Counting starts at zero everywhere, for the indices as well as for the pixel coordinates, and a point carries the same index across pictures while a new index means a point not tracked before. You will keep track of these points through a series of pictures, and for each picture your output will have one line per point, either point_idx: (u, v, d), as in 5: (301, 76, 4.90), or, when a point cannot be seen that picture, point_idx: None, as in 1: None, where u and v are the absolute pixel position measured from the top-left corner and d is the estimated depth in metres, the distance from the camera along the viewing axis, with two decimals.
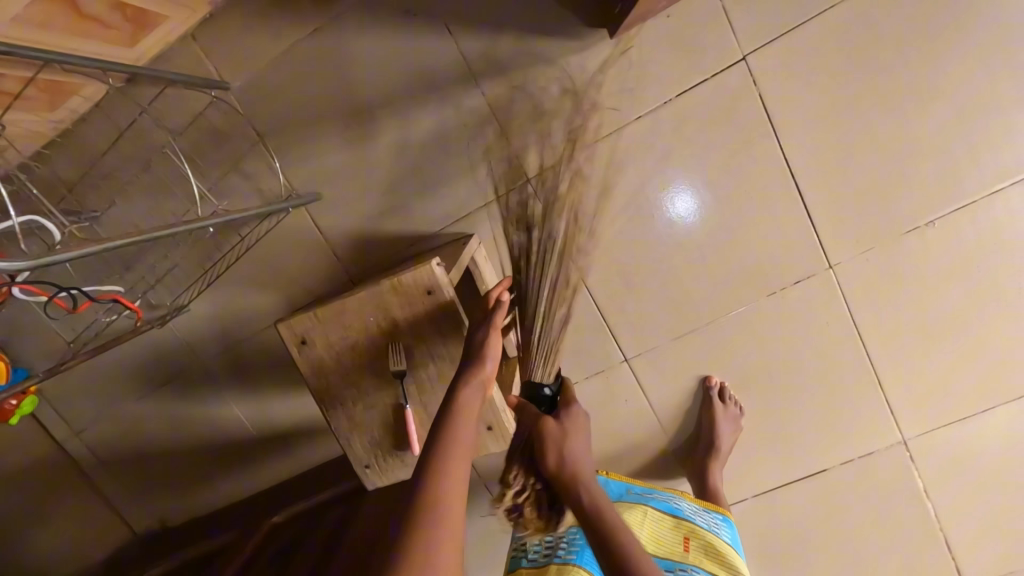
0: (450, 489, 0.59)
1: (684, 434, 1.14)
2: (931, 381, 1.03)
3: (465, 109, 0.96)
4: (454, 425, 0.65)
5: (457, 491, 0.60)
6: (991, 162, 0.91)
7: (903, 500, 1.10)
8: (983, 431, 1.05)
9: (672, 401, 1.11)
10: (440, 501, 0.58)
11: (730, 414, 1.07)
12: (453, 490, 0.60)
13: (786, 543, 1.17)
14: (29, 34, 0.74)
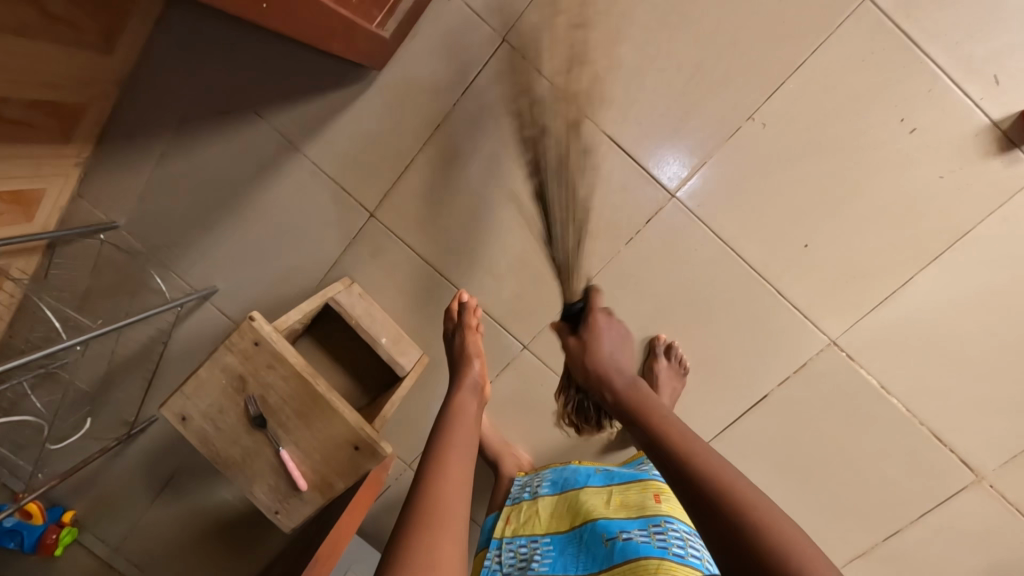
0: (462, 481, 0.70)
1: None
2: (833, 271, 0.96)
3: (298, 173, 1.07)
4: (451, 433, 0.78)
5: (454, 477, 0.70)
6: (783, 40, 0.88)
7: (860, 398, 1.02)
8: (913, 303, 0.96)
9: None
10: (441, 491, 0.67)
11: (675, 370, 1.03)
12: (459, 488, 0.69)
13: (766, 479, 1.09)
14: None
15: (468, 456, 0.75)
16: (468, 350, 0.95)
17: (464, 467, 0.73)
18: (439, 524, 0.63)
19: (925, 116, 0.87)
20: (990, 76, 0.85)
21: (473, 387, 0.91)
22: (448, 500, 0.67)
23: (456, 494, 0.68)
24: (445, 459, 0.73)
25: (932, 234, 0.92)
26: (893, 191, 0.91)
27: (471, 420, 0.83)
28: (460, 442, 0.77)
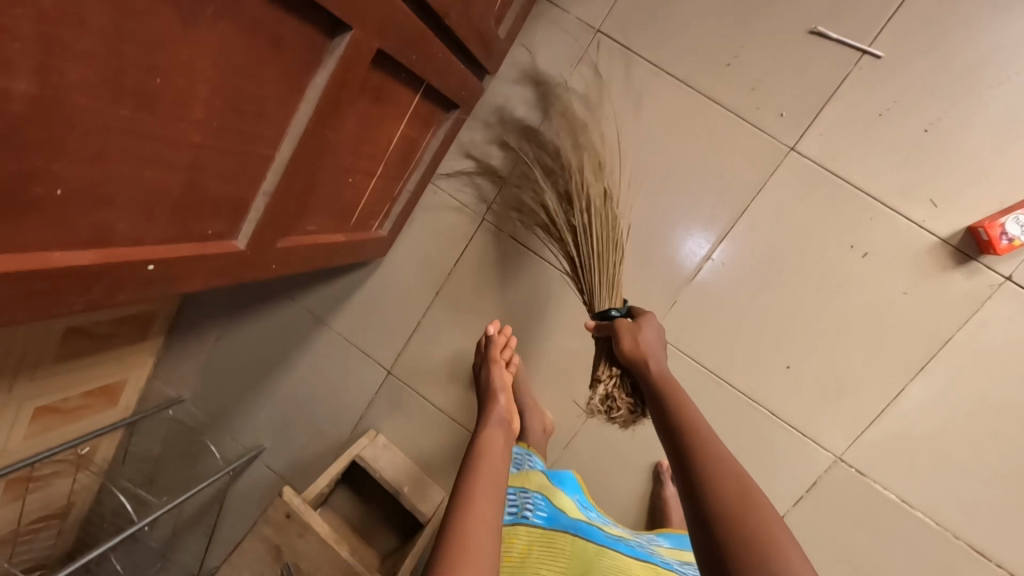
0: (491, 512, 0.69)
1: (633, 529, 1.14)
2: (821, 386, 0.99)
3: (326, 341, 1.24)
4: (478, 468, 0.78)
5: (480, 516, 0.68)
6: (726, 190, 0.98)
7: (880, 513, 1.00)
8: (911, 414, 0.96)
9: (602, 501, 1.14)
10: (470, 523, 0.66)
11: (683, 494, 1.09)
12: (483, 514, 0.69)
13: None
14: (47, 434, 1.09)
15: (496, 486, 0.74)
16: (495, 385, 0.98)
17: (493, 506, 0.71)
18: (461, 547, 0.63)
19: (874, 240, 0.93)
20: (926, 199, 0.91)
21: (499, 421, 0.91)
22: (474, 531, 0.66)
23: (486, 527, 0.67)
24: (473, 492, 0.72)
25: (910, 344, 0.95)
26: (860, 309, 0.96)
27: (497, 455, 0.82)
28: (487, 478, 0.75)
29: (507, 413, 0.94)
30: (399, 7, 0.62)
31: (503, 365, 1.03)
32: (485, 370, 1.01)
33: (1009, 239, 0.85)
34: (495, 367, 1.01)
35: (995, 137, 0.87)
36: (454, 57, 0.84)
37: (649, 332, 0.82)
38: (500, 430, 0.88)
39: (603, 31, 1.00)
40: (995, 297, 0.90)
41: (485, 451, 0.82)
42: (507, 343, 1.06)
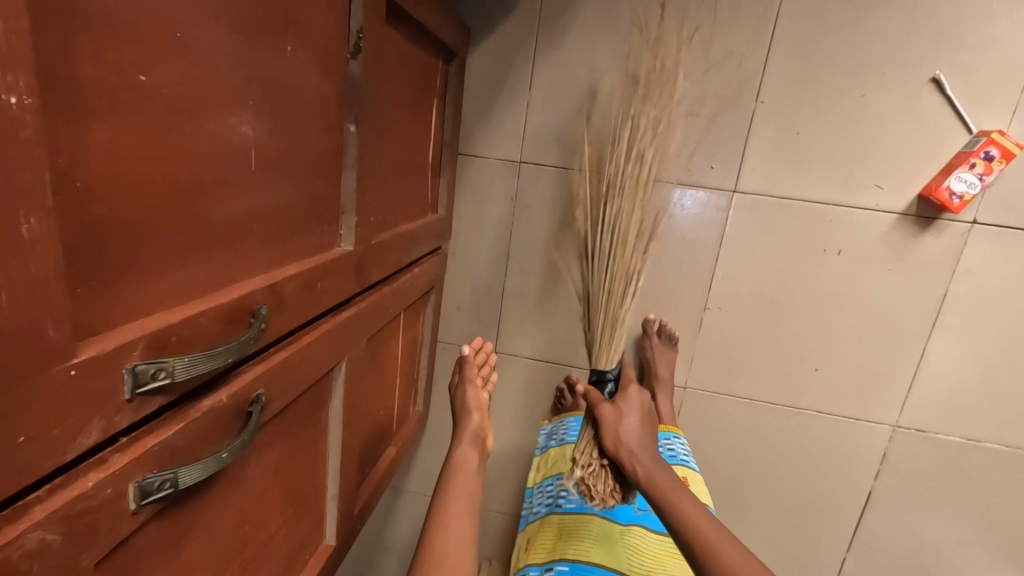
0: (468, 533, 0.73)
1: None
2: (854, 374, 1.06)
3: (408, 507, 1.32)
4: (451, 493, 0.77)
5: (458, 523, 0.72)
6: (696, 246, 1.04)
7: (952, 457, 1.07)
8: (941, 365, 1.03)
9: None
10: (447, 540, 0.71)
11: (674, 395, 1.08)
12: (461, 524, 0.73)
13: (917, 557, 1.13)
14: None
15: (470, 499, 0.77)
16: (466, 404, 0.89)
17: (469, 523, 0.74)
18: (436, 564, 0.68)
19: (841, 238, 1.00)
20: (872, 185, 0.96)
21: (474, 440, 0.86)
22: (452, 544, 0.70)
23: (460, 546, 0.70)
24: (449, 507, 0.75)
25: (914, 309, 1.01)
26: (856, 297, 1.02)
27: (470, 478, 0.80)
28: (459, 497, 0.76)
29: (479, 436, 0.88)
30: (369, 303, 0.70)
31: (479, 388, 0.94)
32: (459, 390, 0.92)
33: (959, 197, 0.90)
34: (465, 386, 0.91)
35: (910, 110, 0.92)
36: (417, 266, 0.91)
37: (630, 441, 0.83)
38: (473, 454, 0.84)
39: (525, 160, 1.06)
40: (970, 243, 0.96)
41: (454, 472, 0.80)
42: (485, 360, 0.98)
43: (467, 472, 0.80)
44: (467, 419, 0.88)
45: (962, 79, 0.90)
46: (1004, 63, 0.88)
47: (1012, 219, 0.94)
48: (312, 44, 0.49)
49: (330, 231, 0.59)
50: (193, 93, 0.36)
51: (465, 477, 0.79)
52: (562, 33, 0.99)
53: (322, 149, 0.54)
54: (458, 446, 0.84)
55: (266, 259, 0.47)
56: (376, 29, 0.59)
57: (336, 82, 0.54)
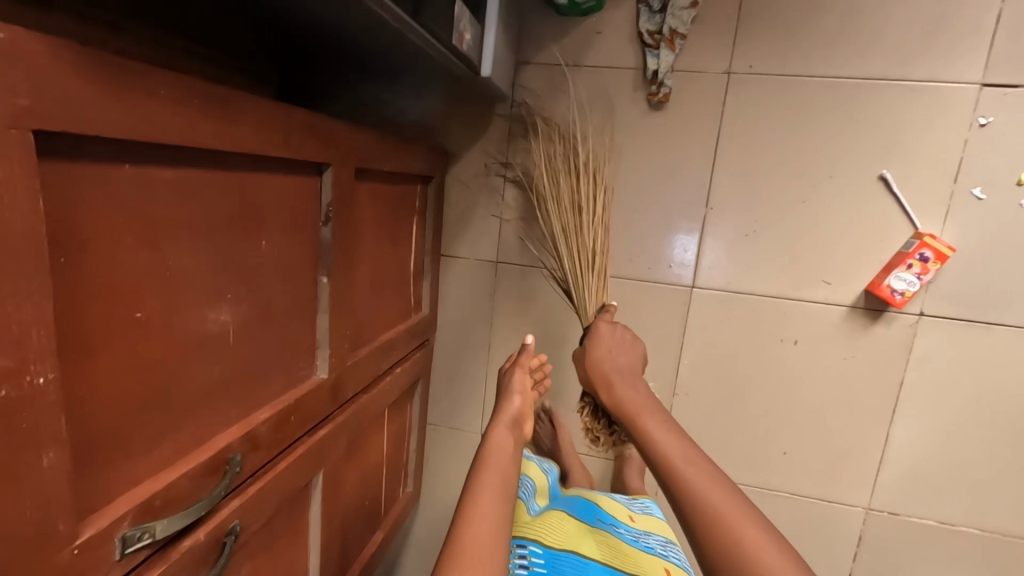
0: (501, 514, 0.69)
1: None
2: (824, 455, 1.09)
3: None
4: (482, 478, 0.73)
5: (484, 513, 0.68)
6: (660, 337, 1.12)
7: (927, 538, 1.08)
8: (905, 448, 1.06)
9: None
10: (474, 529, 0.66)
11: None
12: (488, 510, 0.68)
13: None
14: None
15: (503, 480, 0.73)
16: (512, 387, 0.89)
17: (500, 506, 0.70)
18: (464, 549, 0.63)
19: (797, 329, 1.06)
20: (819, 280, 1.03)
21: (510, 424, 0.83)
22: (484, 521, 0.67)
23: (488, 536, 0.65)
24: (477, 493, 0.70)
25: (874, 395, 1.05)
26: (817, 383, 1.07)
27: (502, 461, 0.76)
28: (488, 488, 0.71)
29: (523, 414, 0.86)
30: (347, 414, 0.80)
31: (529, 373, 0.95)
32: (509, 374, 0.93)
33: (901, 293, 0.96)
34: (513, 368, 0.92)
35: (848, 216, 1.00)
36: (398, 365, 1.01)
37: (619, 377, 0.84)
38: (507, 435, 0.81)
39: (501, 259, 1.17)
40: (920, 334, 1.01)
41: (490, 451, 0.77)
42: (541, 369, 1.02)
43: (500, 454, 0.77)
44: (506, 405, 0.87)
45: (892, 189, 0.98)
46: (929, 171, 0.96)
47: (958, 310, 0.99)
48: (284, 229, 0.61)
49: (306, 364, 0.69)
50: (180, 307, 0.47)
51: (495, 466, 0.75)
52: (527, 151, 1.11)
53: (297, 303, 0.65)
54: (495, 429, 0.82)
55: (244, 408, 0.58)
56: (346, 197, 0.71)
57: (309, 248, 0.66)
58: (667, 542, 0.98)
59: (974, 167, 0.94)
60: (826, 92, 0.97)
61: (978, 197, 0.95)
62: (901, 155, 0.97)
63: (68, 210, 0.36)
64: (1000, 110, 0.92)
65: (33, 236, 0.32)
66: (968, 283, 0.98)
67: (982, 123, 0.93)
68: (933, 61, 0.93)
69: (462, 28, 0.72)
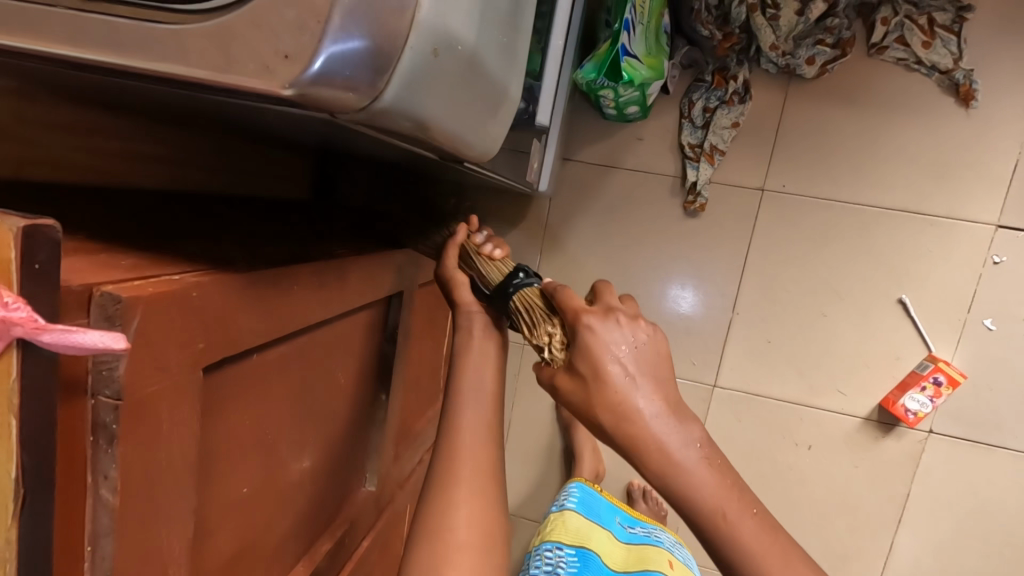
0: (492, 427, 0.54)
1: None
2: (831, 558, 1.12)
3: None
4: (458, 449, 0.52)
5: (476, 494, 0.50)
6: None
7: None
8: (908, 556, 1.09)
9: None
10: (462, 444, 0.52)
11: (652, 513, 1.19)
12: (471, 431, 0.53)
13: None
14: None
15: (488, 389, 0.56)
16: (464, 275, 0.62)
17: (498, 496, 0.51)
18: (452, 467, 0.50)
19: (812, 435, 1.10)
20: (836, 391, 1.08)
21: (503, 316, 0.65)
22: (468, 451, 0.52)
23: (491, 509, 0.50)
24: (456, 451, 0.52)
25: (881, 504, 1.09)
26: (827, 487, 1.10)
27: (484, 360, 0.58)
28: (485, 389, 0.56)
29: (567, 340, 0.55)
30: (384, 518, 0.80)
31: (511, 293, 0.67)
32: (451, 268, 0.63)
33: (914, 412, 1.01)
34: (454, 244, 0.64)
35: (866, 333, 1.05)
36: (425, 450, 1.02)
37: (609, 340, 0.52)
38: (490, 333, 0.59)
39: (528, 341, 1.19)
40: (928, 449, 1.05)
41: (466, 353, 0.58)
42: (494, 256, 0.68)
43: (471, 415, 0.54)
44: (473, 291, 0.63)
45: (910, 312, 1.03)
46: (944, 300, 1.02)
47: (964, 431, 1.04)
48: (358, 361, 0.62)
49: (358, 480, 0.70)
50: (276, 468, 0.48)
51: (468, 434, 0.53)
52: (563, 242, 1.14)
53: (360, 425, 0.66)
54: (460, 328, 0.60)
55: (308, 542, 0.58)
56: (408, 314, 0.73)
57: (374, 369, 0.67)
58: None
59: (986, 299, 1.00)
60: (851, 216, 1.03)
61: (988, 328, 1.01)
62: (919, 282, 1.03)
63: (214, 414, 0.38)
64: (1011, 251, 0.98)
65: (189, 466, 0.33)
66: (975, 406, 1.03)
67: (995, 262, 0.99)
68: (953, 200, 1.00)
69: (533, 160, 0.75)
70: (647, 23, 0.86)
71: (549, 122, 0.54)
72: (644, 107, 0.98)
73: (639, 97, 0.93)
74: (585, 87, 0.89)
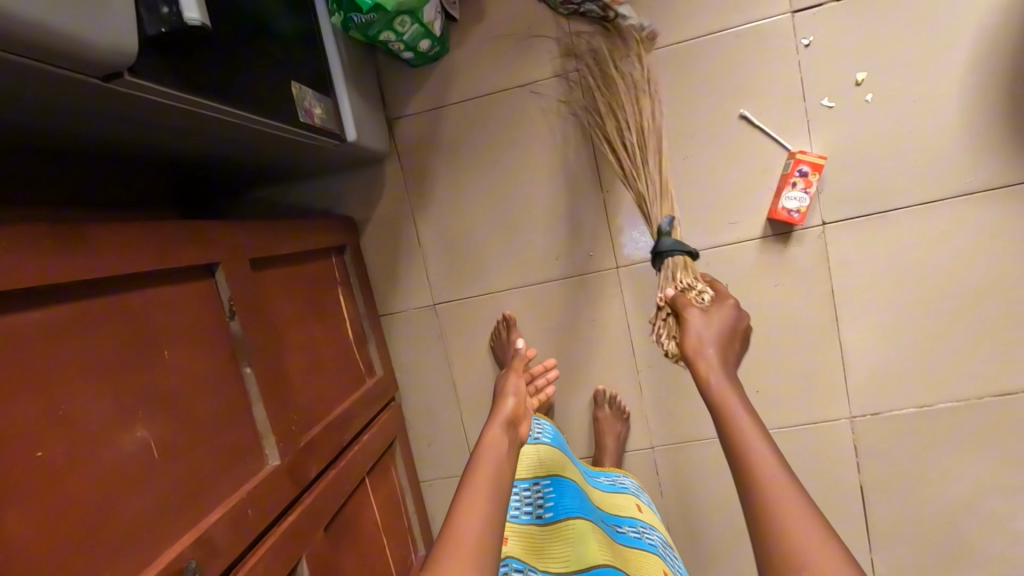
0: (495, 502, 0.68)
1: None
2: (794, 381, 1.12)
3: None
4: (477, 472, 0.72)
5: (474, 517, 0.65)
6: (605, 323, 1.15)
7: (915, 425, 1.10)
8: (861, 348, 1.09)
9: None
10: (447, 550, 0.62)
11: (614, 415, 1.17)
12: (484, 498, 0.68)
13: (940, 531, 1.13)
14: None
15: (502, 479, 0.72)
16: (508, 389, 0.88)
17: (499, 503, 0.69)
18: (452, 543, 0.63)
19: (725, 274, 1.10)
20: (726, 223, 1.08)
21: (506, 424, 0.81)
22: (464, 546, 0.62)
23: (477, 534, 0.64)
24: (469, 494, 0.68)
25: (814, 309, 1.09)
26: (762, 314, 1.10)
27: (497, 459, 0.74)
28: (490, 480, 0.71)
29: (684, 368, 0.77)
30: (316, 494, 0.80)
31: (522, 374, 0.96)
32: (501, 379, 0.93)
33: (797, 211, 1.03)
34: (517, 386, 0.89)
35: (727, 159, 1.07)
36: (366, 432, 1.02)
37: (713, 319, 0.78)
38: (505, 443, 0.77)
39: (438, 301, 1.20)
40: (829, 241, 1.06)
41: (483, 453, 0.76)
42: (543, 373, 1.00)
43: (500, 451, 0.76)
44: (504, 403, 0.86)
45: (754, 123, 1.05)
46: (779, 99, 1.04)
47: (854, 209, 1.05)
48: (188, 338, 0.63)
49: (254, 457, 0.70)
50: (84, 439, 0.49)
51: (487, 479, 0.70)
52: (428, 195, 1.16)
53: (226, 402, 0.66)
54: (489, 430, 0.80)
55: (195, 517, 0.58)
56: (248, 290, 0.74)
57: (224, 347, 0.68)
58: (639, 526, 1.00)
59: (815, 83, 1.02)
60: (665, 60, 1.06)
61: (828, 107, 1.03)
62: (750, 92, 1.05)
63: None
64: (816, 29, 1.01)
65: None
66: (851, 183, 1.04)
67: (806, 44, 1.01)
68: (746, 6, 1.02)
69: (310, 104, 0.76)
70: None
71: (200, 16, 0.47)
72: (435, 38, 1.02)
73: (423, 29, 0.97)
74: (365, 38, 0.92)
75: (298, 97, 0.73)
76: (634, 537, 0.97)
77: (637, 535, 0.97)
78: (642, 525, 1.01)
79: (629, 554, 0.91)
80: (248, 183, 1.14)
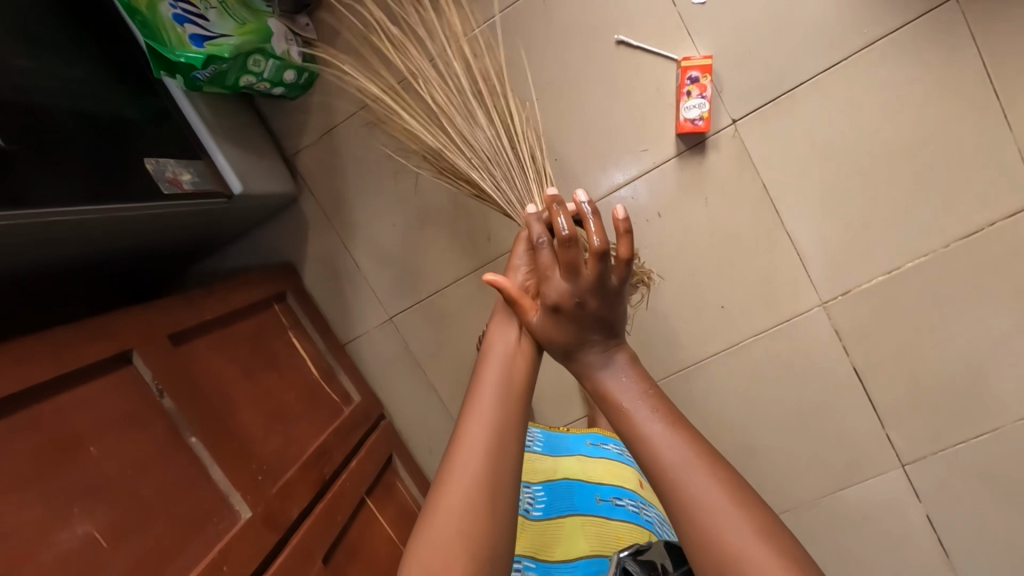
0: (504, 413, 0.56)
1: (819, 488, 1.16)
2: (755, 284, 1.09)
3: None
4: (487, 373, 0.60)
5: (486, 415, 0.56)
6: None
7: (893, 293, 1.06)
8: (812, 232, 1.06)
9: (777, 500, 1.18)
10: (463, 452, 0.53)
11: None
12: (491, 408, 0.56)
13: (957, 391, 1.07)
14: None
15: (513, 386, 0.59)
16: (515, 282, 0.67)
17: (519, 392, 0.59)
18: (458, 457, 0.53)
19: (655, 202, 1.08)
20: (638, 152, 1.06)
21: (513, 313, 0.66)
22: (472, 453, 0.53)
23: (489, 441, 0.54)
24: (484, 382, 0.59)
25: (754, 209, 1.06)
26: (704, 231, 1.08)
27: (504, 363, 0.61)
28: (508, 372, 0.60)
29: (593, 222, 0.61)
30: (304, 531, 0.83)
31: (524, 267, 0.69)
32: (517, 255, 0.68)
33: (700, 119, 1.00)
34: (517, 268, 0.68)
35: (618, 87, 1.04)
36: (354, 458, 1.04)
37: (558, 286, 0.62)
38: (511, 325, 0.64)
39: (395, 313, 1.21)
40: (746, 138, 1.03)
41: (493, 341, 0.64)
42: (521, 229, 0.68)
43: (515, 344, 0.63)
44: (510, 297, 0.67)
45: (633, 45, 1.02)
46: (650, 12, 1.01)
47: (759, 98, 1.01)
48: (117, 428, 0.66)
49: (222, 517, 0.73)
50: (19, 550, 0.54)
51: (507, 363, 0.61)
52: (349, 217, 1.16)
53: (174, 477, 0.70)
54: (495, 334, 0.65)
55: None
56: (173, 364, 0.77)
57: (162, 424, 0.72)
58: (637, 500, 0.98)
59: None
60: (527, 11, 1.04)
61: (701, 5, 0.99)
62: (620, 15, 1.02)
63: None
64: None
65: None
66: (747, 72, 1.01)
67: None
68: None
69: (174, 173, 0.81)
70: (222, 5, 0.90)
71: None
72: (298, 66, 1.01)
73: (280, 62, 0.96)
74: (227, 90, 0.91)
75: (156, 171, 0.78)
76: (631, 514, 0.95)
77: (635, 511, 0.96)
78: (640, 498, 0.99)
79: (624, 534, 0.92)
80: (187, 260, 1.19)
